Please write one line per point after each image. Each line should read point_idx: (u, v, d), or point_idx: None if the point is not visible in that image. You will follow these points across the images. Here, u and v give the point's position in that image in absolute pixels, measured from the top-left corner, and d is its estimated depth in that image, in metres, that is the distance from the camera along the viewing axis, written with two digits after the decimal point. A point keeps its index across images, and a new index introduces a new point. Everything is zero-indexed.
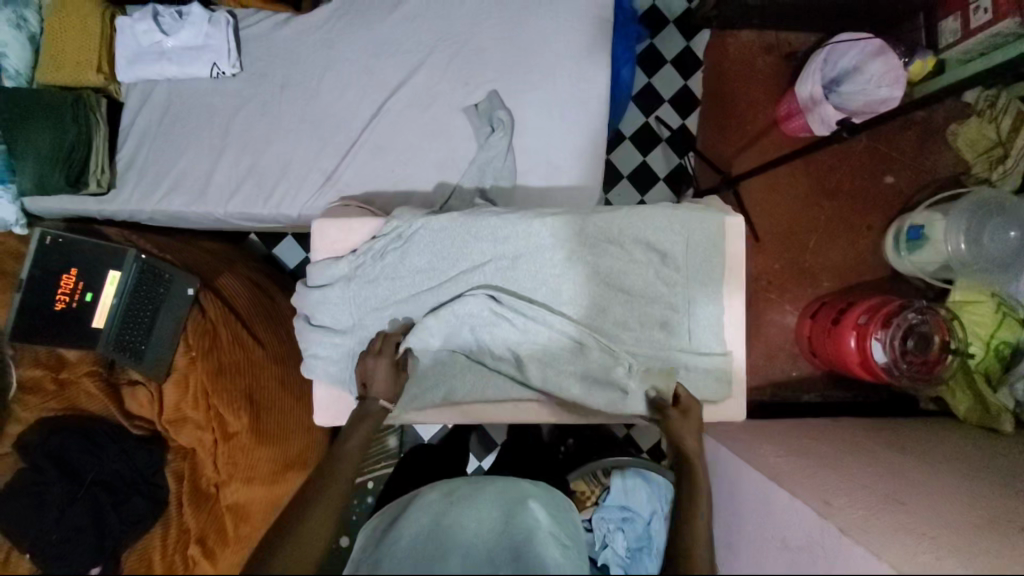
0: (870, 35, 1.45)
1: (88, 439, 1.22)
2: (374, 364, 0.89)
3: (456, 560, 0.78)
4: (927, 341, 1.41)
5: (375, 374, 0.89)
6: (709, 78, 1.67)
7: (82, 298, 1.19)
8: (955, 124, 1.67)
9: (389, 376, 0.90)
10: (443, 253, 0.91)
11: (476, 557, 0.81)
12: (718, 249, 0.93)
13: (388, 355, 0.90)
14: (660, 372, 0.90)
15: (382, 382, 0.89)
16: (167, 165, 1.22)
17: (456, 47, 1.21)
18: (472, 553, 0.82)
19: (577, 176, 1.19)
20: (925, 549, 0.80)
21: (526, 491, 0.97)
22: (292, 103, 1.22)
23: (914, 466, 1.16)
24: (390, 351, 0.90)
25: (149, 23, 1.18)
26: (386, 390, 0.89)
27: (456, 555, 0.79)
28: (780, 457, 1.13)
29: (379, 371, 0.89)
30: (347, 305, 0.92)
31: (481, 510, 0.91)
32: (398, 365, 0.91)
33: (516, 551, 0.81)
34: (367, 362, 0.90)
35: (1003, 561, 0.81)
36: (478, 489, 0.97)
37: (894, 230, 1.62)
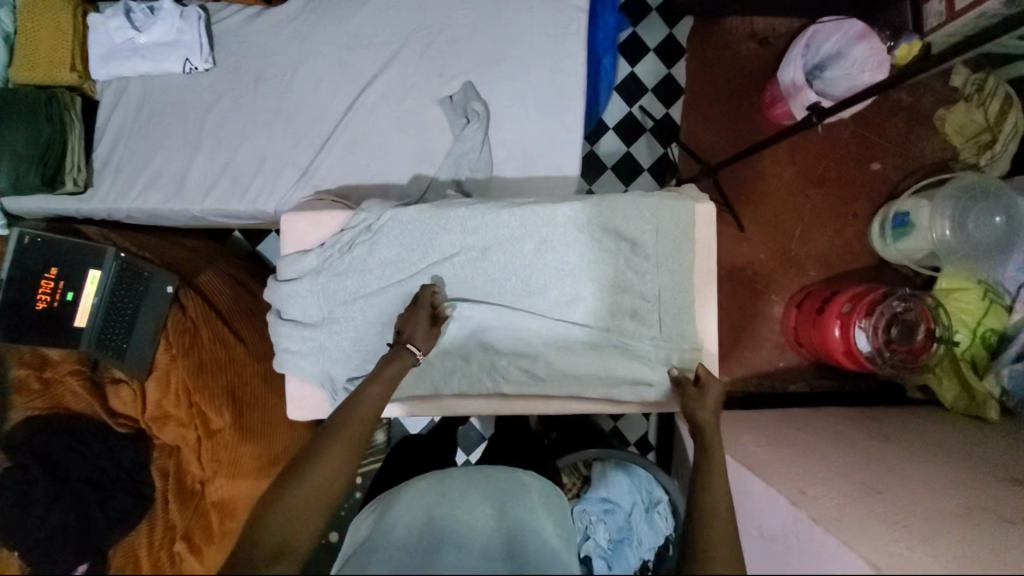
0: (852, 18, 1.45)
1: (72, 436, 1.23)
2: (417, 312, 0.87)
3: (455, 553, 0.79)
4: (913, 329, 1.40)
5: (411, 322, 0.86)
6: (692, 66, 1.66)
7: (63, 296, 1.19)
8: (942, 110, 1.65)
9: (425, 326, 0.86)
10: (412, 245, 0.91)
11: (468, 548, 0.81)
12: (688, 236, 0.92)
13: (427, 306, 0.87)
14: (631, 363, 0.91)
15: (418, 327, 0.86)
16: (143, 162, 1.21)
17: (429, 39, 1.21)
18: (468, 544, 0.82)
19: (553, 167, 1.18)
20: (896, 538, 0.79)
21: (525, 484, 0.99)
22: (266, 97, 1.21)
23: (896, 456, 1.15)
24: (428, 304, 0.87)
25: (121, 20, 1.18)
26: (419, 340, 0.86)
27: (453, 548, 0.80)
28: (759, 448, 1.13)
29: (416, 317, 0.86)
30: (316, 298, 0.92)
31: (474, 505, 0.91)
32: (436, 322, 0.88)
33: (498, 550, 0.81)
34: (408, 309, 0.88)
35: (975, 549, 0.81)
36: (474, 484, 0.96)
37: (880, 217, 1.61)
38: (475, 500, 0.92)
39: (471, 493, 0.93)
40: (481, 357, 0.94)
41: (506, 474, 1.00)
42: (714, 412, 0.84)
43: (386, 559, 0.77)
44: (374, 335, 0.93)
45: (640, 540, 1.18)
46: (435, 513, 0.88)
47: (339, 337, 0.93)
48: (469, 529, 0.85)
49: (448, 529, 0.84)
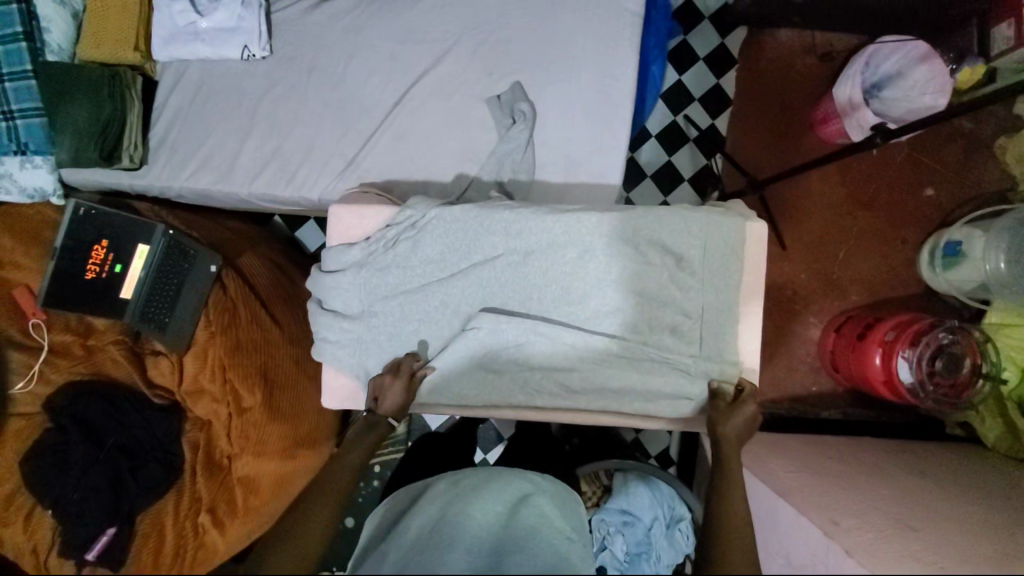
0: (916, 39, 1.39)
1: (110, 404, 1.27)
2: (389, 383, 0.89)
3: (460, 553, 0.80)
4: (958, 363, 1.34)
5: (385, 393, 0.89)
6: (743, 78, 1.62)
7: (111, 269, 1.23)
8: (1004, 137, 1.59)
9: (401, 394, 0.89)
10: (455, 245, 0.91)
11: (477, 549, 0.82)
12: (736, 255, 0.91)
13: (403, 373, 0.90)
14: (669, 378, 0.90)
15: (392, 398, 0.89)
16: (196, 145, 1.25)
17: (481, 37, 1.21)
18: (475, 544, 0.83)
19: (597, 173, 1.17)
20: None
21: (533, 488, 0.97)
22: (318, 87, 1.23)
23: (930, 492, 1.11)
24: (407, 373, 0.90)
25: (185, 4, 1.21)
26: (397, 409, 0.89)
27: (460, 548, 0.81)
28: (790, 473, 1.10)
29: (392, 387, 0.89)
30: (358, 290, 0.93)
31: (486, 502, 0.91)
32: (412, 386, 0.90)
33: (515, 548, 0.82)
34: (382, 379, 0.90)
35: None
36: (484, 483, 0.95)
37: (930, 243, 1.56)
38: (482, 497, 0.92)
39: (478, 493, 0.92)
40: (514, 375, 0.92)
41: (517, 477, 0.98)
42: (740, 439, 0.83)
43: (397, 557, 0.79)
44: (410, 330, 0.93)
45: (658, 556, 1.16)
46: (452, 513, 0.88)
47: (377, 330, 0.94)
48: (476, 529, 0.86)
49: (462, 528, 0.85)
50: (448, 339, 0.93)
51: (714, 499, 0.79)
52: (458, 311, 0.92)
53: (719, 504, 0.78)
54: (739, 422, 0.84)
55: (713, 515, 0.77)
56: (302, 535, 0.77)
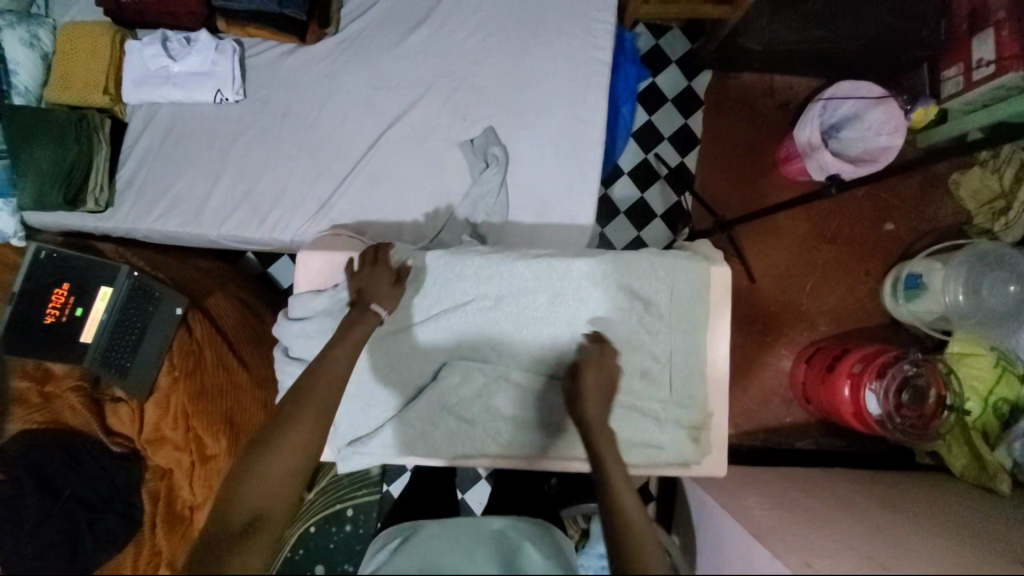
0: (869, 83, 1.45)
1: (68, 454, 1.22)
2: (373, 271, 0.89)
3: None
4: (924, 395, 1.38)
5: (372, 281, 0.87)
6: (710, 119, 1.68)
7: (73, 312, 1.20)
8: (957, 173, 1.67)
9: (387, 282, 0.89)
10: (425, 290, 0.92)
11: None
12: (701, 297, 0.91)
13: (385, 267, 0.90)
14: (640, 426, 0.89)
15: (381, 284, 0.88)
16: (166, 186, 1.24)
17: (455, 83, 1.23)
18: None
19: (569, 215, 1.19)
20: None
21: (528, 538, 0.89)
22: (292, 131, 1.24)
23: (902, 528, 1.11)
24: (387, 260, 0.90)
25: (157, 48, 1.22)
26: (384, 297, 0.87)
27: None
28: (763, 511, 1.12)
29: (376, 276, 0.89)
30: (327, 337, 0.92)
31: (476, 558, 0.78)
32: (399, 280, 0.90)
33: None
34: (364, 271, 0.89)
35: None
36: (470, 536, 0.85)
37: (891, 276, 1.62)
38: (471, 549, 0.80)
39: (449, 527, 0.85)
40: (485, 427, 0.91)
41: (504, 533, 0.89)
42: (598, 409, 0.79)
43: None
44: (379, 379, 0.91)
45: None
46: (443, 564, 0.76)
47: None
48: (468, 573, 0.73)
49: None
50: (417, 388, 0.92)
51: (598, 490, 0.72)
52: (429, 358, 0.91)
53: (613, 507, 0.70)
54: (589, 385, 0.80)
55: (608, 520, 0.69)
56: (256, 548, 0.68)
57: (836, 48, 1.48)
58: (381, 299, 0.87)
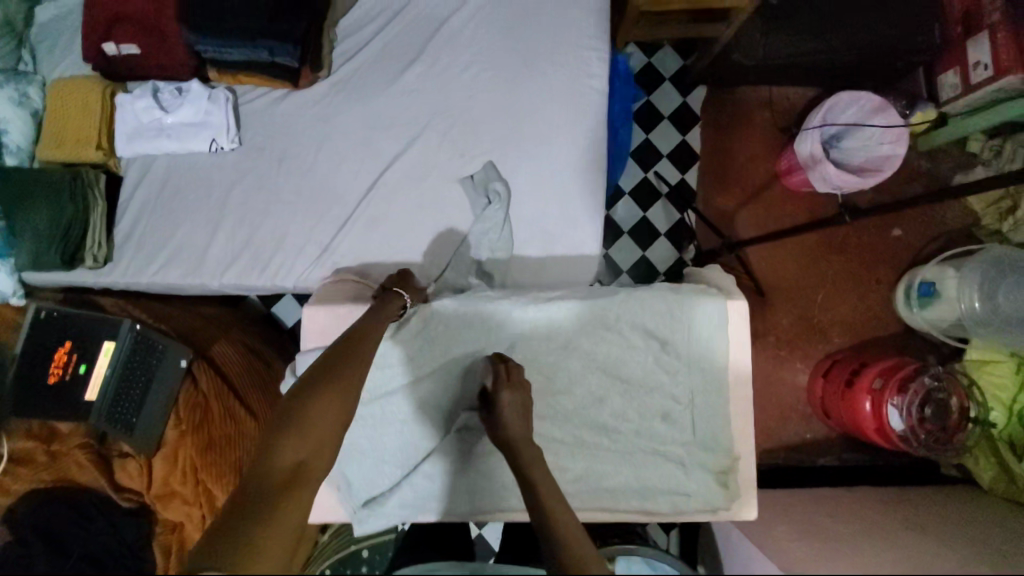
0: (869, 92, 1.43)
1: (75, 512, 1.17)
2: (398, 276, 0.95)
3: None
4: (946, 410, 1.35)
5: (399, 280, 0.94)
6: (708, 134, 1.66)
7: (75, 369, 1.17)
8: (961, 175, 1.63)
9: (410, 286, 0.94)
10: (436, 341, 0.90)
11: None
12: (720, 335, 0.89)
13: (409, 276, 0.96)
14: (664, 471, 0.87)
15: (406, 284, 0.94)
16: (165, 238, 1.22)
17: (451, 120, 1.22)
18: None
19: (575, 247, 1.18)
20: None
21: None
22: (290, 176, 1.23)
23: (935, 547, 1.08)
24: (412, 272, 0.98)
25: (149, 101, 1.21)
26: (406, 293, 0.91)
27: None
28: (791, 539, 1.09)
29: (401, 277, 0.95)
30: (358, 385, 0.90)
31: None
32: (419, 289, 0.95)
33: None
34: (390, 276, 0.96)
35: None
36: None
37: (904, 283, 1.58)
38: None
39: None
40: (507, 478, 0.90)
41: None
42: (519, 430, 0.77)
43: None
44: (393, 433, 0.90)
45: None
46: None
47: (355, 438, 0.89)
48: None
49: None
50: (435, 441, 0.90)
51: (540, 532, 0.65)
52: (444, 410, 0.89)
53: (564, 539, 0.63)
54: (505, 411, 0.79)
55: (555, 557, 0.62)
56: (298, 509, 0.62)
57: (832, 59, 1.47)
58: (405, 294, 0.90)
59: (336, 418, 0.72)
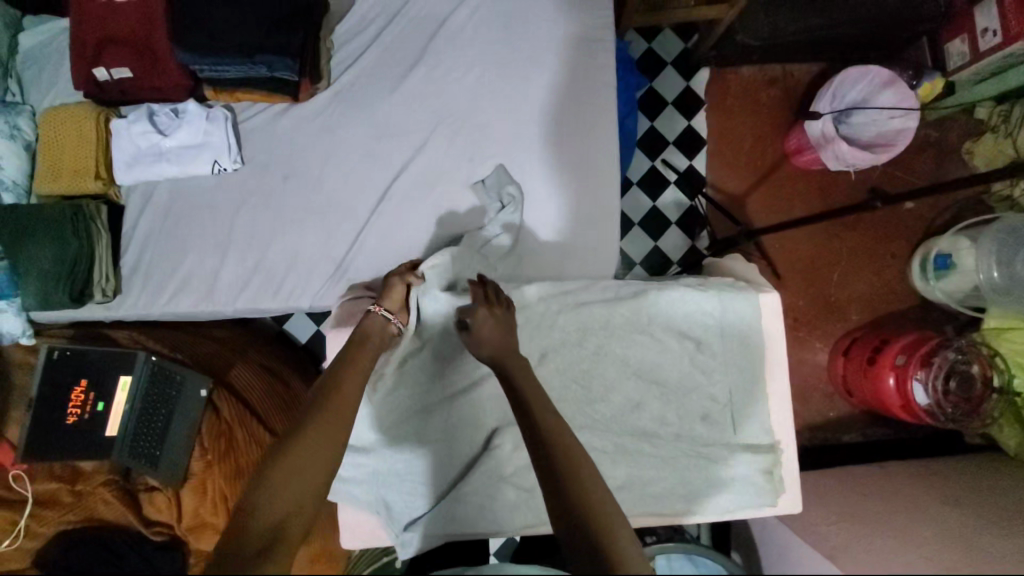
0: (877, 67, 1.41)
1: (106, 548, 1.14)
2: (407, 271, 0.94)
3: None
4: (971, 381, 1.34)
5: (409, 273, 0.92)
6: (713, 117, 1.64)
7: (94, 407, 1.15)
8: (970, 142, 1.61)
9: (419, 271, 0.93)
10: (447, 360, 0.89)
11: None
12: (755, 330, 0.88)
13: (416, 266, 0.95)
14: (709, 474, 0.86)
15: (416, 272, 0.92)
16: (172, 267, 1.20)
17: (458, 123, 1.18)
18: None
19: (594, 246, 1.16)
20: None
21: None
22: (296, 193, 1.20)
23: (975, 529, 1.06)
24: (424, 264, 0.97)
25: (145, 125, 1.18)
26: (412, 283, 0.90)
27: None
28: (830, 526, 1.09)
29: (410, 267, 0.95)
30: (397, 392, 0.88)
31: None
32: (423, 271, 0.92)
33: None
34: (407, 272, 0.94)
35: None
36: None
37: (920, 255, 1.57)
38: None
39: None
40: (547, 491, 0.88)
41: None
42: (495, 335, 0.75)
43: None
44: (431, 453, 0.88)
45: None
46: None
47: (393, 462, 0.88)
48: None
49: None
50: (472, 456, 0.89)
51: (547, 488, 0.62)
52: (479, 424, 0.89)
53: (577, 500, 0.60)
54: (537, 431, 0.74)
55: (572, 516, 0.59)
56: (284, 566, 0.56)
57: (836, 33, 1.44)
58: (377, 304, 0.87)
59: (324, 460, 0.67)
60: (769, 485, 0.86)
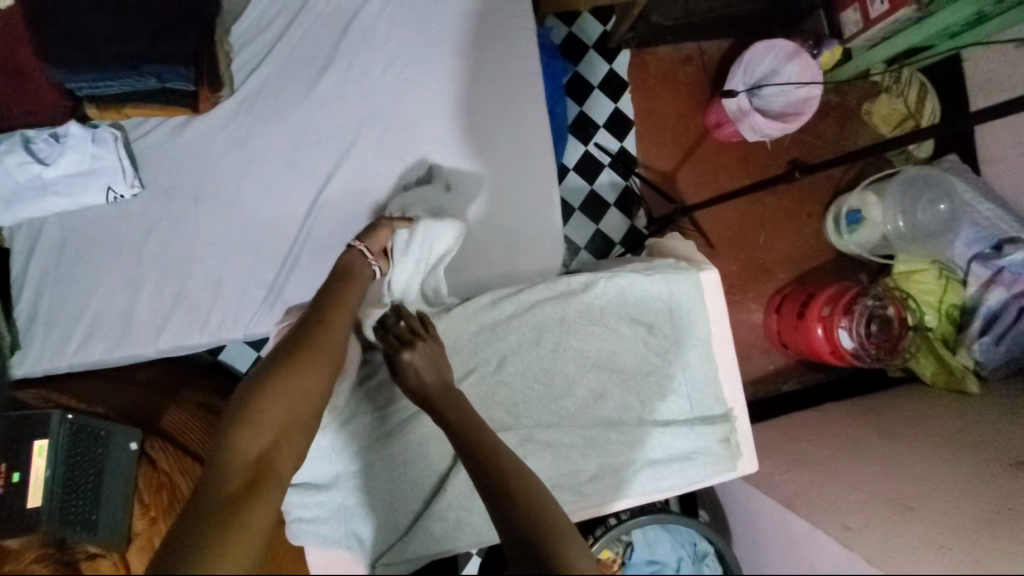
0: (781, 40, 1.47)
1: None
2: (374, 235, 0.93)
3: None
4: (887, 323, 1.46)
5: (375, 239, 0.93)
6: (637, 97, 1.66)
7: (9, 479, 1.01)
8: (868, 103, 1.73)
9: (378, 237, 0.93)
10: (383, 396, 0.87)
11: None
12: (698, 306, 0.91)
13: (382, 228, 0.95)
14: (674, 450, 0.89)
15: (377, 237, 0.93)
16: (78, 311, 1.09)
17: (382, 125, 1.13)
18: None
19: (538, 238, 1.15)
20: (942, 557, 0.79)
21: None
22: (212, 215, 1.11)
23: (907, 453, 1.17)
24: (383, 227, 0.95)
25: (22, 155, 1.02)
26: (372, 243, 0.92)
27: None
28: (785, 475, 1.16)
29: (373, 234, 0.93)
30: (348, 426, 0.85)
31: None
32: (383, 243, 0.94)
33: None
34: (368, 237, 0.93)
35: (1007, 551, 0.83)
36: None
37: (832, 213, 1.68)
38: None
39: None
40: None
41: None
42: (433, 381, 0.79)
43: None
44: (397, 475, 0.85)
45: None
46: None
47: (356, 492, 0.85)
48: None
49: None
50: (442, 472, 0.87)
51: (501, 527, 0.65)
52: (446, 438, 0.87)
53: (533, 535, 0.62)
54: None
55: (527, 550, 0.61)
56: (266, 499, 0.61)
57: (742, 8, 1.50)
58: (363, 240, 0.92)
59: (304, 400, 0.71)
60: (730, 449, 0.90)
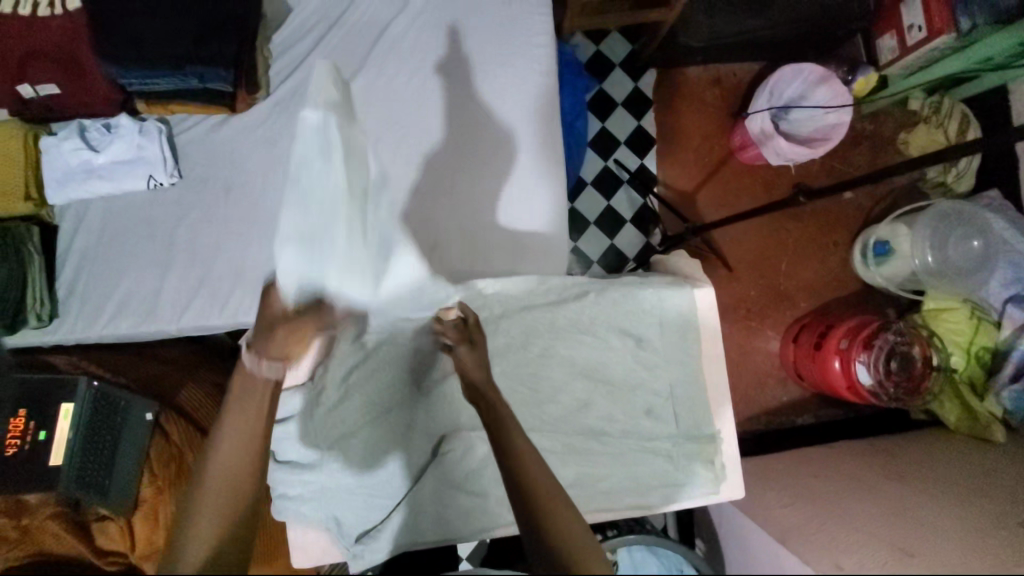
0: (811, 64, 1.46)
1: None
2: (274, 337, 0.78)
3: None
4: (910, 361, 1.42)
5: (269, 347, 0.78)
6: (661, 116, 1.67)
7: (35, 437, 1.08)
8: (904, 133, 1.67)
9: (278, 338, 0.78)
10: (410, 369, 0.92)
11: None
12: (692, 325, 0.92)
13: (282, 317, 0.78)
14: (656, 466, 0.89)
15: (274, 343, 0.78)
16: (112, 288, 1.18)
17: (403, 131, 1.18)
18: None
19: (544, 246, 1.16)
20: None
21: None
22: (240, 206, 1.18)
23: (914, 497, 1.13)
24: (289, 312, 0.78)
25: (77, 142, 1.14)
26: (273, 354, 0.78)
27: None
28: (783, 509, 1.12)
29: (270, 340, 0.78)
30: (353, 404, 0.88)
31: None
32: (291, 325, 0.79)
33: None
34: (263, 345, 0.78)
35: None
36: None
37: (859, 243, 1.63)
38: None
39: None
40: (499, 493, 0.91)
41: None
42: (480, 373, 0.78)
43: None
44: (381, 463, 0.88)
45: None
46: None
47: (338, 475, 0.88)
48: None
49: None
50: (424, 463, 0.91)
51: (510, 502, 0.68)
52: (428, 432, 0.92)
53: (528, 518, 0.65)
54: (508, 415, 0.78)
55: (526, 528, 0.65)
56: None
57: (773, 32, 1.49)
58: (261, 356, 0.77)
59: (243, 482, 0.69)
60: (711, 469, 0.90)
